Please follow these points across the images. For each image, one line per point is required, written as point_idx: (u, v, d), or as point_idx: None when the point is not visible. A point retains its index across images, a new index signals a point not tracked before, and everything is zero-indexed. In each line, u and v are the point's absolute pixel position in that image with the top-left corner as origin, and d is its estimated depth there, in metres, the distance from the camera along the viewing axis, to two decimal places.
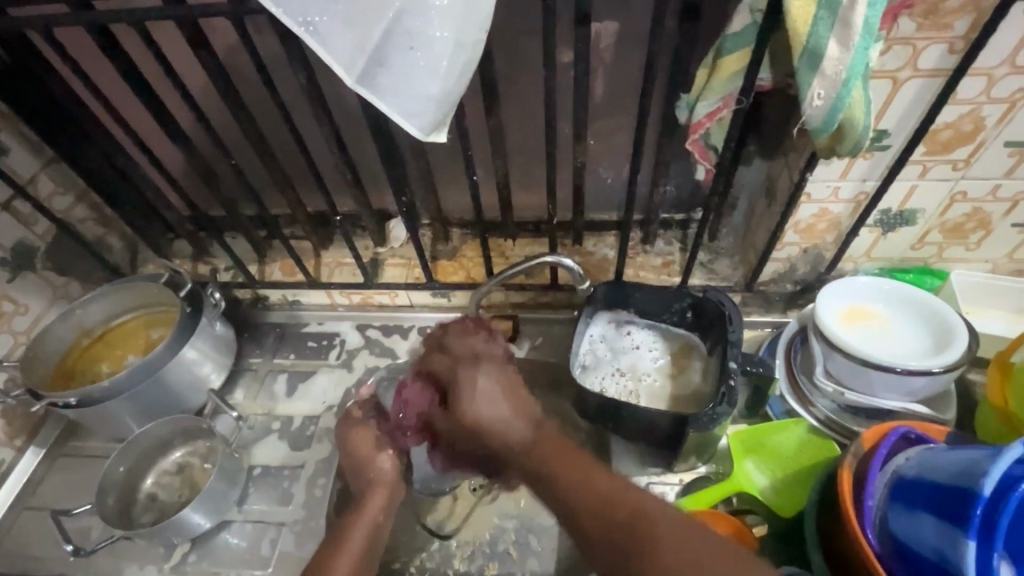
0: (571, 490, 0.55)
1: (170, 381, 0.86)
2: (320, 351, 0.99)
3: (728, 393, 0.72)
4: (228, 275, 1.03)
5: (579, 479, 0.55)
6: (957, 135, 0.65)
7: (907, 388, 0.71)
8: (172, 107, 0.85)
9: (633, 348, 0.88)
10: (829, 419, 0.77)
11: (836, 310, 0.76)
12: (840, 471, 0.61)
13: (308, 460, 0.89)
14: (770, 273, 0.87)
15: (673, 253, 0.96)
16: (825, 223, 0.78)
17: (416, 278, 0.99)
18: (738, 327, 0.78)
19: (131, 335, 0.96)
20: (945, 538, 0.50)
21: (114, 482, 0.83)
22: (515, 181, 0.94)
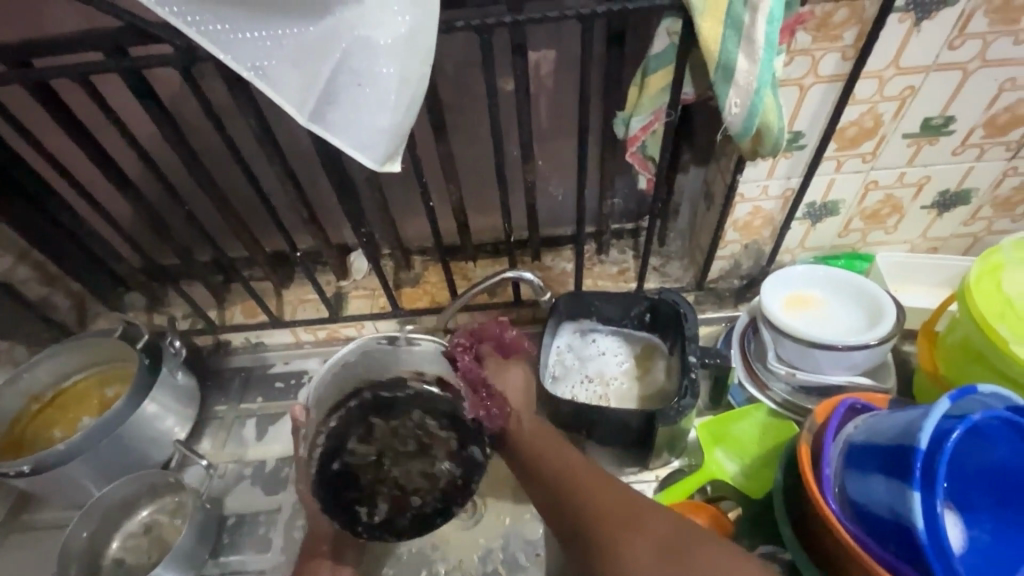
0: (561, 477, 0.67)
1: (129, 438, 0.83)
2: (288, 391, 0.98)
3: (691, 386, 0.76)
4: (187, 323, 1.01)
5: (577, 470, 0.68)
6: (862, 131, 0.73)
7: (849, 363, 0.76)
8: (118, 156, 0.85)
9: (600, 354, 0.92)
10: (786, 401, 0.81)
11: (779, 298, 0.82)
12: (798, 447, 0.65)
13: (284, 502, 0.86)
14: (718, 271, 0.94)
15: (628, 260, 1.01)
16: (760, 220, 0.85)
17: (381, 307, 1.01)
18: (693, 322, 0.83)
19: (83, 395, 0.93)
20: (895, 494, 0.54)
21: (77, 550, 0.77)
22: (470, 205, 0.97)
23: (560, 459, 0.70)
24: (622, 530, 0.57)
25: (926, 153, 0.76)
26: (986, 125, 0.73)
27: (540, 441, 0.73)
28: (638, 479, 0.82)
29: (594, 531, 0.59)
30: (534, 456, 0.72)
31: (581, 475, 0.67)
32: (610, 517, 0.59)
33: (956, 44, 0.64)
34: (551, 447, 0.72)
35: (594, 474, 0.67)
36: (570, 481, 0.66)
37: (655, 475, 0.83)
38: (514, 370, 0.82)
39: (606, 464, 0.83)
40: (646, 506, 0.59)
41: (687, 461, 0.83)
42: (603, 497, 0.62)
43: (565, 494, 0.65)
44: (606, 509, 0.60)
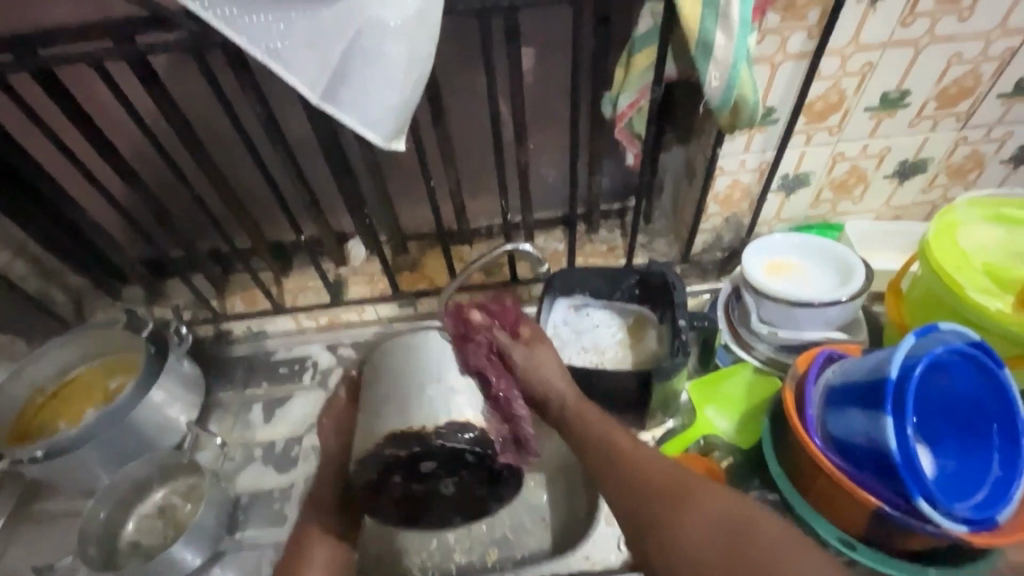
0: (613, 459, 0.61)
1: (139, 423, 0.84)
2: (293, 375, 1.00)
3: (683, 344, 0.81)
4: (189, 313, 1.03)
5: (628, 454, 0.61)
6: (828, 105, 0.79)
7: (825, 318, 0.82)
8: (122, 148, 0.87)
9: (594, 327, 0.97)
10: (769, 358, 0.87)
11: (760, 264, 0.88)
12: (782, 393, 0.71)
13: (297, 479, 0.87)
14: (701, 244, 1.00)
15: (616, 239, 1.06)
16: (739, 192, 0.91)
17: (381, 291, 1.04)
18: (682, 291, 0.88)
19: (87, 387, 0.93)
20: (869, 422, 0.60)
21: (94, 531, 0.78)
22: (466, 189, 1.01)
23: (609, 439, 0.63)
24: (676, 513, 0.53)
25: (885, 125, 0.83)
26: (937, 97, 0.80)
27: (595, 422, 0.66)
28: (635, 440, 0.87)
29: (643, 512, 0.55)
30: (587, 435, 0.65)
31: (626, 455, 0.61)
32: (660, 497, 0.55)
33: (908, 22, 0.71)
34: (609, 427, 0.65)
35: (642, 455, 0.61)
36: (619, 463, 0.60)
37: (652, 435, 0.88)
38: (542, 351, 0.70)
39: None
40: (698, 488, 0.55)
41: (681, 421, 0.88)
42: (654, 474, 0.58)
43: (618, 473, 0.60)
44: (655, 490, 0.56)
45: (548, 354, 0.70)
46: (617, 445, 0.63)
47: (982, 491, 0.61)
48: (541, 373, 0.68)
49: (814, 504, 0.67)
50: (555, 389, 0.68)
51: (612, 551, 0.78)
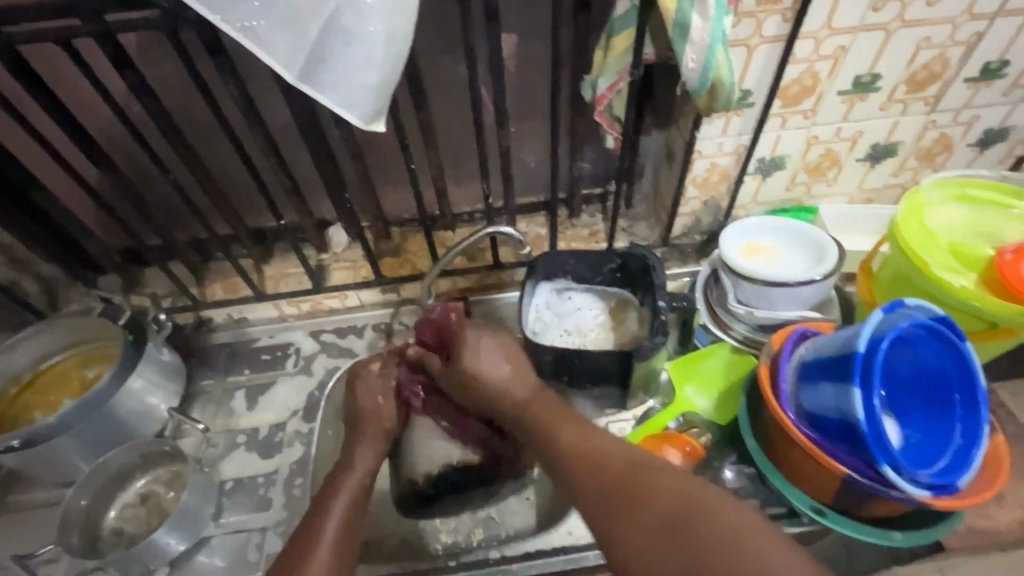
0: (566, 452, 0.59)
1: (118, 413, 0.84)
2: (276, 362, 1.00)
3: (661, 325, 0.83)
4: (167, 301, 1.02)
5: (580, 445, 0.59)
6: (802, 89, 0.81)
7: (799, 298, 0.84)
8: (93, 132, 0.85)
9: (576, 310, 0.99)
10: (746, 338, 0.89)
11: (736, 246, 0.90)
12: (758, 369, 0.73)
13: (281, 464, 0.86)
14: (681, 228, 1.01)
15: (598, 223, 1.07)
16: (717, 175, 0.92)
17: (364, 277, 1.03)
18: (661, 272, 0.90)
19: (63, 377, 0.92)
20: (839, 394, 0.62)
21: (75, 519, 0.77)
22: (448, 174, 1.01)
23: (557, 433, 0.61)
24: (627, 509, 0.51)
25: (858, 109, 0.85)
26: (907, 81, 0.82)
27: (543, 413, 0.64)
28: (617, 419, 0.89)
29: (599, 505, 0.53)
30: (539, 427, 0.63)
31: (579, 446, 0.59)
32: (614, 490, 0.53)
33: (880, 6, 0.72)
34: (558, 418, 0.63)
35: (595, 445, 0.58)
36: (573, 455, 0.58)
37: (632, 414, 0.90)
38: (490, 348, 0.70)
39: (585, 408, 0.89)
40: (653, 480, 0.52)
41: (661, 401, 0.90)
42: (607, 464, 0.55)
43: (569, 464, 0.58)
44: (608, 483, 0.53)
45: (491, 346, 0.70)
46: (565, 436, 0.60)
47: (943, 459, 0.64)
48: (482, 373, 0.68)
49: (787, 475, 0.70)
50: (502, 385, 0.67)
51: None
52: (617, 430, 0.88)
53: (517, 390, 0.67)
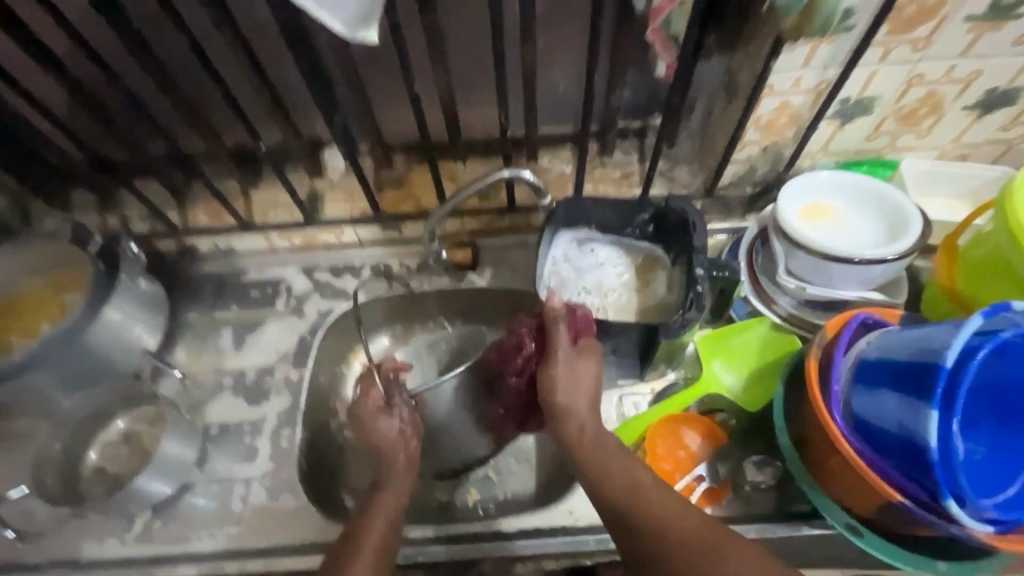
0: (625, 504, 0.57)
1: (94, 347, 0.76)
2: (266, 299, 0.92)
3: (697, 299, 0.72)
4: (146, 225, 0.92)
5: (637, 495, 0.57)
6: (920, 10, 0.62)
7: (863, 277, 0.72)
8: (36, 23, 0.71)
9: (598, 266, 0.87)
10: (790, 315, 0.78)
11: (797, 208, 0.76)
12: (806, 361, 0.63)
13: (269, 412, 0.81)
14: (731, 177, 0.86)
15: (632, 163, 0.92)
16: (785, 118, 0.76)
17: (361, 212, 0.92)
18: (701, 233, 0.77)
19: (39, 302, 0.85)
20: (907, 411, 0.52)
21: (52, 460, 0.73)
22: (460, 96, 0.85)
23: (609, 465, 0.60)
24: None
25: (985, 41, 0.66)
26: None
27: (593, 450, 0.61)
28: (631, 392, 0.80)
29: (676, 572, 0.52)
30: (593, 470, 0.60)
31: (644, 499, 0.57)
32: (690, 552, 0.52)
33: None
34: (617, 463, 0.60)
35: (657, 499, 0.57)
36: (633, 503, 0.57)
37: (650, 387, 0.80)
38: (584, 365, 0.66)
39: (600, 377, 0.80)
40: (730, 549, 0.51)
41: (683, 374, 0.81)
42: (679, 526, 0.54)
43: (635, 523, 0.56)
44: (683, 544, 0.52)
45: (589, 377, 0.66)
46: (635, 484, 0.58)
47: (1014, 486, 0.55)
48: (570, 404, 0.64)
49: (822, 483, 0.62)
50: (575, 414, 0.64)
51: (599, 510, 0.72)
52: (631, 405, 0.79)
53: (581, 412, 0.64)
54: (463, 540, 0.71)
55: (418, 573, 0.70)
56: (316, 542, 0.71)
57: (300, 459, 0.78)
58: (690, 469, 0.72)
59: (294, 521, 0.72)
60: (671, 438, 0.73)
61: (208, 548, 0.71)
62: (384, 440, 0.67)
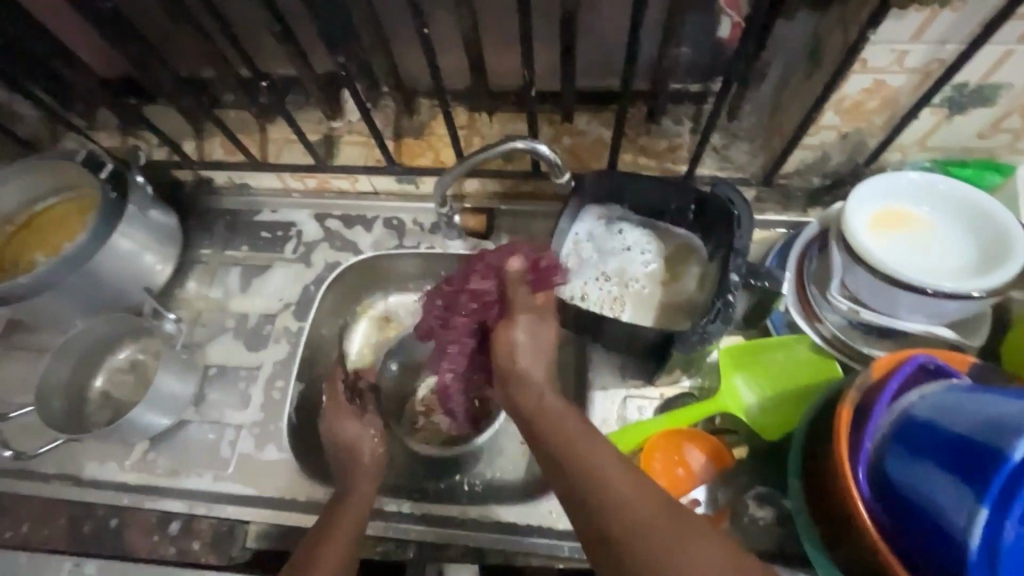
0: (585, 478, 0.49)
1: (104, 274, 0.77)
2: (275, 243, 0.88)
3: (725, 310, 0.63)
4: (162, 152, 0.89)
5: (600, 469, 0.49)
6: None
7: (933, 309, 0.60)
8: None
9: (624, 250, 0.78)
10: (836, 337, 0.67)
11: (870, 214, 0.63)
12: (839, 406, 0.53)
13: (266, 361, 0.80)
14: (796, 164, 0.73)
15: (682, 134, 0.78)
16: (877, 101, 0.61)
17: (377, 161, 0.85)
18: (746, 232, 0.66)
19: (61, 221, 0.85)
20: (950, 496, 0.44)
21: (58, 383, 0.76)
22: (492, 38, 0.75)
23: (578, 439, 0.52)
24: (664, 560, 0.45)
25: None
26: None
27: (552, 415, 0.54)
28: (638, 395, 0.73)
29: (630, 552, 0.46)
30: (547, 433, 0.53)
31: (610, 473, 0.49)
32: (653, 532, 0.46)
33: None
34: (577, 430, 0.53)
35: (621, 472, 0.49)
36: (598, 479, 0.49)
37: (660, 393, 0.73)
38: (543, 327, 0.60)
39: (606, 374, 0.74)
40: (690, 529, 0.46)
41: (699, 383, 0.73)
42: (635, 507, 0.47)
43: (643, 535, 0.46)
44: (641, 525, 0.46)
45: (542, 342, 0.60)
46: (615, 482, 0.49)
47: None
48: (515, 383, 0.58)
49: (824, 543, 0.54)
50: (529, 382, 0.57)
51: None
52: (635, 409, 0.72)
53: (538, 377, 0.57)
54: (433, 522, 0.69)
55: (389, 545, 0.70)
56: (295, 498, 0.72)
57: (290, 411, 0.77)
58: (688, 489, 0.66)
59: (277, 473, 0.73)
60: (672, 454, 0.67)
61: (195, 486, 0.73)
62: (353, 441, 0.69)
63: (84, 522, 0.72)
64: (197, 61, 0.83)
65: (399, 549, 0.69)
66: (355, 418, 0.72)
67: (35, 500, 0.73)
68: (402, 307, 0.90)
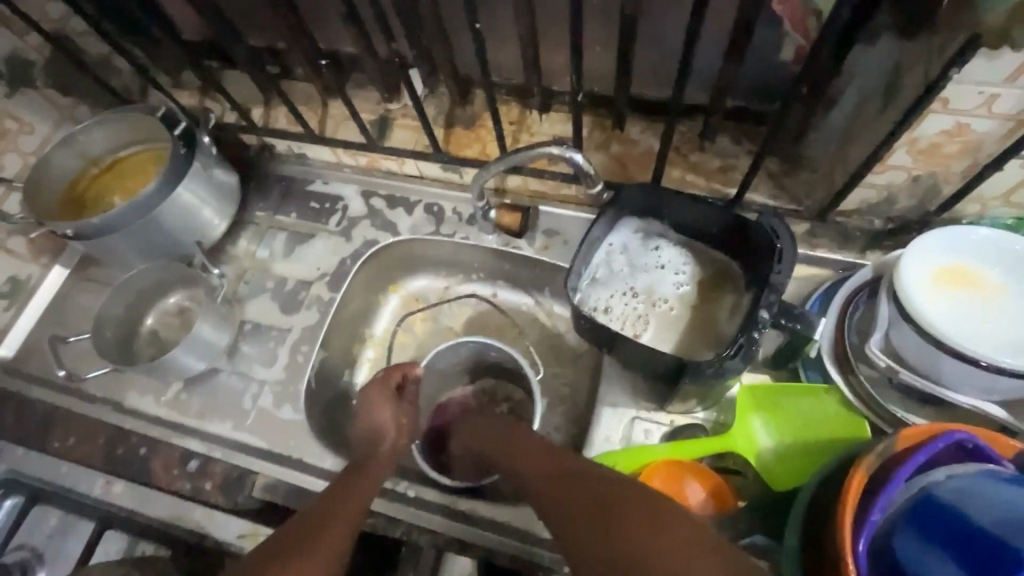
0: (508, 455, 0.64)
1: (165, 224, 0.82)
2: (322, 214, 0.92)
3: (747, 347, 0.60)
4: (232, 117, 0.95)
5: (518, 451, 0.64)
6: None
7: (984, 383, 0.55)
8: None
9: (656, 268, 0.76)
10: (869, 396, 0.63)
11: (933, 268, 0.58)
12: (852, 469, 0.49)
13: (296, 324, 0.85)
14: (857, 203, 0.67)
15: (739, 156, 0.75)
16: (956, 145, 0.56)
17: (424, 147, 0.87)
18: (786, 269, 0.62)
19: (137, 169, 0.92)
20: None
21: (114, 317, 0.84)
22: (549, 37, 0.74)
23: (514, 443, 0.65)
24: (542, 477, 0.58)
25: None
26: None
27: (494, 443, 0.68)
28: (647, 418, 0.71)
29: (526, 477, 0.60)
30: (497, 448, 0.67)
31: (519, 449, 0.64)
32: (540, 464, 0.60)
33: None
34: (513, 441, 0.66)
35: (523, 446, 0.64)
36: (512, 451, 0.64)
37: (670, 419, 0.71)
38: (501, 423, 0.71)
39: (617, 392, 0.72)
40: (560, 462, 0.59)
41: (713, 416, 0.70)
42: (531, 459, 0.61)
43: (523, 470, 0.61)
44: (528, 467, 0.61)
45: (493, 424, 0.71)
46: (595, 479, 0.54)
47: None
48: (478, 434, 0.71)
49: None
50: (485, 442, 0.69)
51: None
52: (641, 431, 0.71)
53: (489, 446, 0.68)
54: (414, 506, 0.71)
55: (381, 520, 0.72)
56: (299, 459, 0.76)
57: (311, 376, 0.81)
58: None
59: (289, 432, 0.77)
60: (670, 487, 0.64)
61: (216, 431, 0.79)
62: (376, 424, 0.74)
63: (118, 446, 0.79)
64: (271, 34, 0.87)
65: (390, 526, 0.71)
66: (389, 404, 0.76)
67: (82, 420, 0.81)
68: (431, 289, 0.93)
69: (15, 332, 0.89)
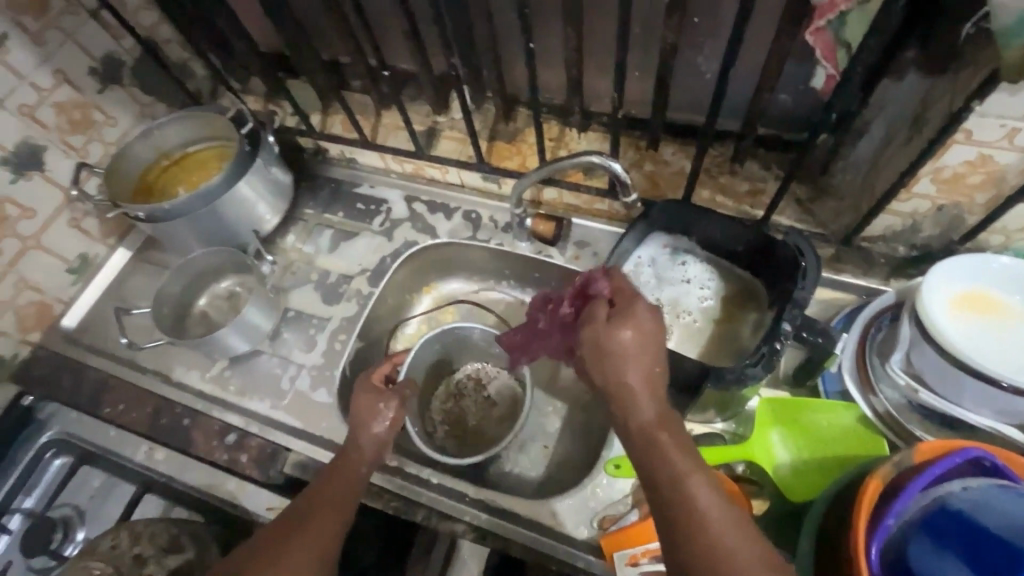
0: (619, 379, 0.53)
1: (226, 214, 0.89)
2: (366, 215, 0.98)
3: (769, 356, 0.62)
4: (293, 121, 1.03)
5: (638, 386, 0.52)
6: None
7: (1002, 407, 0.57)
8: None
9: (683, 282, 0.79)
10: (887, 414, 0.65)
11: (955, 292, 0.60)
12: (871, 477, 0.51)
13: (335, 314, 0.90)
14: (882, 229, 0.70)
15: (767, 180, 0.78)
16: (979, 176, 0.58)
17: (467, 157, 0.93)
18: (810, 286, 0.64)
19: (203, 163, 1.00)
20: None
21: (171, 296, 0.90)
22: (593, 61, 0.80)
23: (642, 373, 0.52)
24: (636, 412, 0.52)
25: None
26: None
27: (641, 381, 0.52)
28: None
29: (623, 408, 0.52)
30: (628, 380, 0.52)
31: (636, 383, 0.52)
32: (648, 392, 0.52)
33: None
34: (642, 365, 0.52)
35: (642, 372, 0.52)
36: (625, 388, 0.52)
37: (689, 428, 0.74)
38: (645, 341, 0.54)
39: None
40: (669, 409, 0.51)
41: (731, 428, 0.73)
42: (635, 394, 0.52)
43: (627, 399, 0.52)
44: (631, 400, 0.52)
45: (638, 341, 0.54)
46: (690, 488, 0.47)
47: None
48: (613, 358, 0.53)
49: None
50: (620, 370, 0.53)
51: (582, 524, 0.70)
52: None
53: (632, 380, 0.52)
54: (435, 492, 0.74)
55: (403, 503, 0.75)
56: (330, 441, 0.80)
57: (346, 363, 0.86)
58: None
59: (322, 414, 0.82)
60: None
61: (254, 409, 0.83)
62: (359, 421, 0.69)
63: (163, 415, 0.84)
64: (336, 48, 0.95)
65: (411, 510, 0.74)
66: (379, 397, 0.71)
67: (132, 390, 0.87)
68: (463, 292, 0.98)
69: (79, 305, 0.97)
